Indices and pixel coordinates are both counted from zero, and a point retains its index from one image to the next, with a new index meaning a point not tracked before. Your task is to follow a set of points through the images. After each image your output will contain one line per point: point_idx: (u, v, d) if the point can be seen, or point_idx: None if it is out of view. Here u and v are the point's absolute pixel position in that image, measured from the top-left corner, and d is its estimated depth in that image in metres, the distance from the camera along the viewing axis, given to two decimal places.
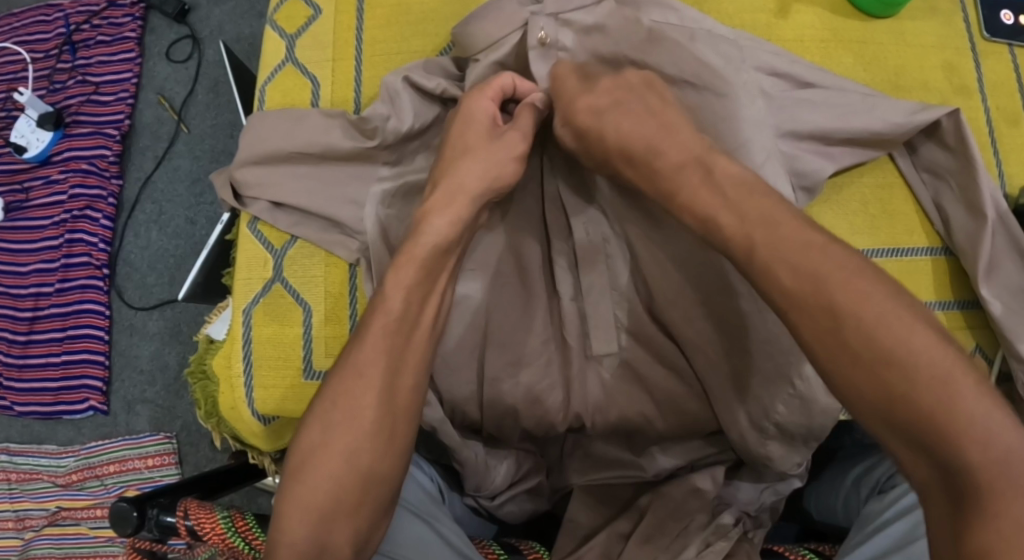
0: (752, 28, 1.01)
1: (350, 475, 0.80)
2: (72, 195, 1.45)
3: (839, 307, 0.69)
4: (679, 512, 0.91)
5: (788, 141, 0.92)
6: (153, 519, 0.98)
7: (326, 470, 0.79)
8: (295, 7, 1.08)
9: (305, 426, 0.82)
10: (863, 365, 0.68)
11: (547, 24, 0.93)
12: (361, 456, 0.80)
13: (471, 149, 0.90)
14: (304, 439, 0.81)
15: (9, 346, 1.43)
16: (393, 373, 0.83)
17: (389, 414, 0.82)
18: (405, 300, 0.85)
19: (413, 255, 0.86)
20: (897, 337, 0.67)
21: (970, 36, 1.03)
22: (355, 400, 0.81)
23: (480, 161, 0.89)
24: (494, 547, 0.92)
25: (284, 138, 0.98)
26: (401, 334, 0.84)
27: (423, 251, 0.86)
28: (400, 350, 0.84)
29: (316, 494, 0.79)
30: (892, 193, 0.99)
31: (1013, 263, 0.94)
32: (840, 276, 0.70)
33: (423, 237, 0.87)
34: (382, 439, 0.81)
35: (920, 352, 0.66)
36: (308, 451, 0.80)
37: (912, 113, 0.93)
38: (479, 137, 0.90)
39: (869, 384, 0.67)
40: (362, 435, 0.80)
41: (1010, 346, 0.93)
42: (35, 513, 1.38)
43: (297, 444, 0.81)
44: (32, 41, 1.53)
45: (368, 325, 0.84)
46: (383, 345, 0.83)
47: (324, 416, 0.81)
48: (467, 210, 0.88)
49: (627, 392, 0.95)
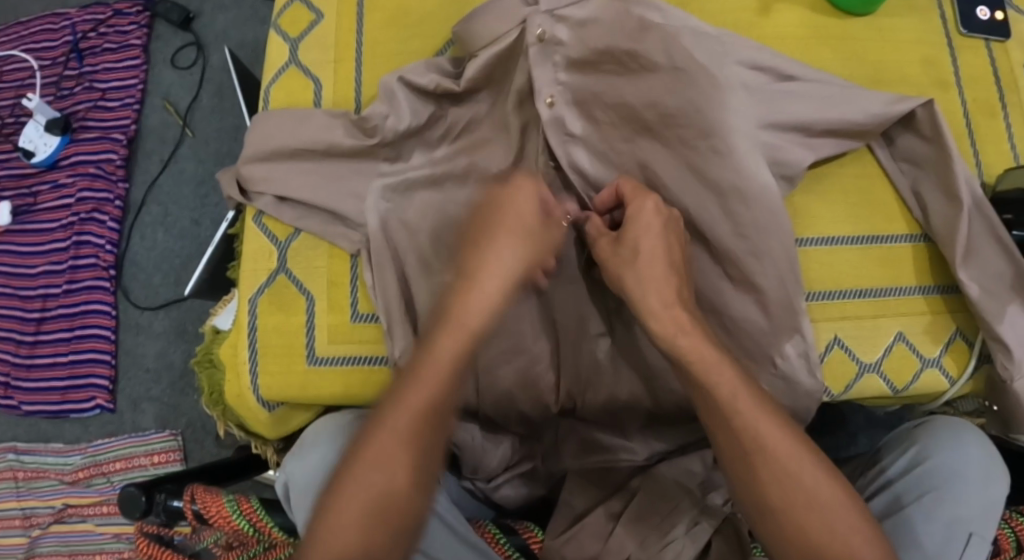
0: (734, 26, 1.05)
1: (381, 528, 0.81)
2: (79, 198, 1.49)
3: (786, 472, 0.82)
4: (668, 493, 0.95)
5: (770, 132, 0.95)
6: (161, 504, 1.01)
7: (358, 520, 0.81)
8: (298, 11, 1.11)
9: (342, 476, 0.82)
10: (802, 529, 0.81)
11: (544, 19, 0.96)
12: (393, 512, 0.81)
13: (519, 223, 0.88)
14: (342, 487, 0.82)
15: (17, 346, 1.46)
16: (430, 434, 0.83)
17: (423, 472, 0.83)
18: (455, 363, 0.85)
19: (462, 325, 0.85)
20: (831, 504, 0.81)
21: (947, 32, 1.07)
22: (393, 457, 0.82)
23: (524, 233, 0.88)
24: (490, 527, 0.94)
25: (287, 136, 1.01)
26: (443, 401, 0.84)
27: (476, 314, 0.85)
28: (443, 418, 0.84)
29: (344, 544, 0.80)
30: (872, 182, 1.02)
31: (990, 248, 0.97)
32: (773, 433, 0.83)
33: (469, 310, 0.86)
34: (415, 496, 0.82)
35: (849, 524, 0.81)
36: (345, 500, 0.81)
37: (890, 104, 0.97)
38: (529, 210, 0.89)
39: (788, 468, 0.82)
40: (396, 493, 0.81)
41: (989, 327, 0.97)
42: (42, 511, 1.40)
43: (331, 487, 0.82)
44: (39, 49, 1.57)
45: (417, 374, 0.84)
46: (424, 405, 0.83)
47: (362, 470, 0.82)
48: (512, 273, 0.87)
49: (618, 375, 0.99)
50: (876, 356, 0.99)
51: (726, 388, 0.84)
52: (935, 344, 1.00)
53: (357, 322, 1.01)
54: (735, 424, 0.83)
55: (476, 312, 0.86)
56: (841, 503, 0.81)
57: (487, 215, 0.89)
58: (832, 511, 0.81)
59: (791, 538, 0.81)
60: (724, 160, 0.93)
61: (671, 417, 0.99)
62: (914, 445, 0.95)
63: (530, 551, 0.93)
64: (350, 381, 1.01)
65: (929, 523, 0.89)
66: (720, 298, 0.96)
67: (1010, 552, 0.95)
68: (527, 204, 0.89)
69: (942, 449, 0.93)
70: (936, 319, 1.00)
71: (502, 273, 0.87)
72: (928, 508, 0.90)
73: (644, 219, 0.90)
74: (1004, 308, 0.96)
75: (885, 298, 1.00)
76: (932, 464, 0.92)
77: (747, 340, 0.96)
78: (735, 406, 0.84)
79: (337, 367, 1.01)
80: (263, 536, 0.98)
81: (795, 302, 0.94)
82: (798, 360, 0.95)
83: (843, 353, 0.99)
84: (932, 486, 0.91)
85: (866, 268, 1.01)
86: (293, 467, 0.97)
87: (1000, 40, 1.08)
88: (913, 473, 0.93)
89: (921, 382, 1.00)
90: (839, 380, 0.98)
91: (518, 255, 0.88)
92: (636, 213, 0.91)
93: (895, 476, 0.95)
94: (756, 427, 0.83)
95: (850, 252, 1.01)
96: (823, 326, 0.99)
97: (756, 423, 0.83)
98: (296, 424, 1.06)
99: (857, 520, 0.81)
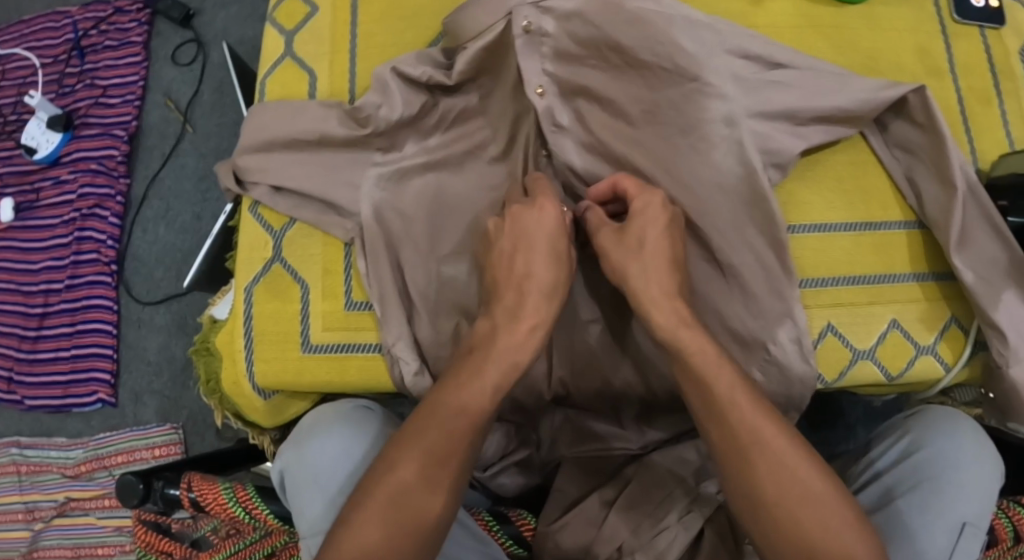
0: (726, 14, 1.05)
1: (414, 532, 0.80)
2: (80, 194, 1.50)
3: (779, 462, 0.81)
4: (661, 481, 0.94)
5: (759, 121, 0.96)
6: (159, 492, 1.00)
7: (389, 535, 0.79)
8: (294, 4, 1.12)
9: (375, 490, 0.81)
10: (794, 520, 0.79)
11: (530, 12, 0.97)
12: (426, 534, 0.80)
13: (551, 247, 0.91)
14: (376, 501, 0.80)
15: (20, 341, 1.47)
16: (465, 457, 0.83)
17: (455, 495, 0.82)
18: (495, 389, 0.85)
19: (505, 345, 0.87)
20: (823, 497, 0.80)
21: (941, 19, 1.07)
22: (429, 477, 0.81)
23: (551, 255, 0.91)
24: (485, 515, 0.95)
25: (281, 127, 1.02)
26: (479, 424, 0.84)
27: (512, 337, 0.87)
28: (477, 443, 0.84)
29: (376, 531, 0.80)
30: (866, 169, 1.02)
31: (983, 234, 0.97)
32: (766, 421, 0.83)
33: (503, 335, 0.87)
34: (446, 515, 0.82)
35: (842, 519, 0.79)
36: (379, 514, 0.80)
37: (879, 89, 0.97)
38: (558, 234, 0.92)
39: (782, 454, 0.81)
40: (429, 513, 0.81)
41: (983, 314, 0.96)
42: (45, 504, 1.41)
43: (365, 500, 0.81)
44: (41, 47, 1.58)
45: (461, 387, 0.84)
46: (461, 429, 0.83)
47: (399, 486, 0.81)
48: (546, 293, 0.89)
49: (610, 360, 0.99)
50: (870, 343, 0.99)
51: (718, 372, 0.84)
52: (930, 332, 1.00)
53: (352, 311, 1.02)
54: (731, 414, 0.83)
55: (517, 330, 0.87)
56: (832, 495, 0.80)
57: (522, 242, 0.91)
58: (824, 502, 0.80)
59: (782, 532, 0.80)
60: (703, 155, 0.96)
61: (664, 406, 1.00)
62: (907, 434, 0.96)
63: (526, 540, 0.95)
64: (345, 370, 1.01)
65: (923, 511, 0.89)
66: (712, 285, 0.97)
67: (1007, 542, 0.96)
68: (557, 228, 0.92)
69: (935, 438, 0.93)
70: (931, 307, 1.00)
71: (540, 297, 0.89)
72: (922, 496, 0.90)
73: (650, 212, 0.92)
74: (999, 295, 0.96)
75: (880, 284, 1.00)
76: (926, 452, 0.93)
77: (740, 328, 0.95)
78: (726, 396, 0.83)
79: (332, 354, 1.01)
80: (258, 524, 0.97)
81: (783, 289, 0.95)
82: (791, 346, 0.95)
83: (837, 339, 0.98)
84: (925, 475, 0.91)
85: (860, 255, 1.00)
86: (291, 456, 0.96)
87: (995, 27, 1.08)
88: (906, 462, 0.94)
89: (916, 369, 0.99)
90: (833, 367, 0.98)
91: (553, 279, 0.90)
92: (643, 207, 0.92)
93: (885, 467, 0.95)
94: (754, 414, 0.83)
95: (843, 239, 1.01)
96: (816, 313, 0.99)
97: (750, 412, 0.83)
98: (293, 413, 1.07)
99: (849, 512, 0.80)
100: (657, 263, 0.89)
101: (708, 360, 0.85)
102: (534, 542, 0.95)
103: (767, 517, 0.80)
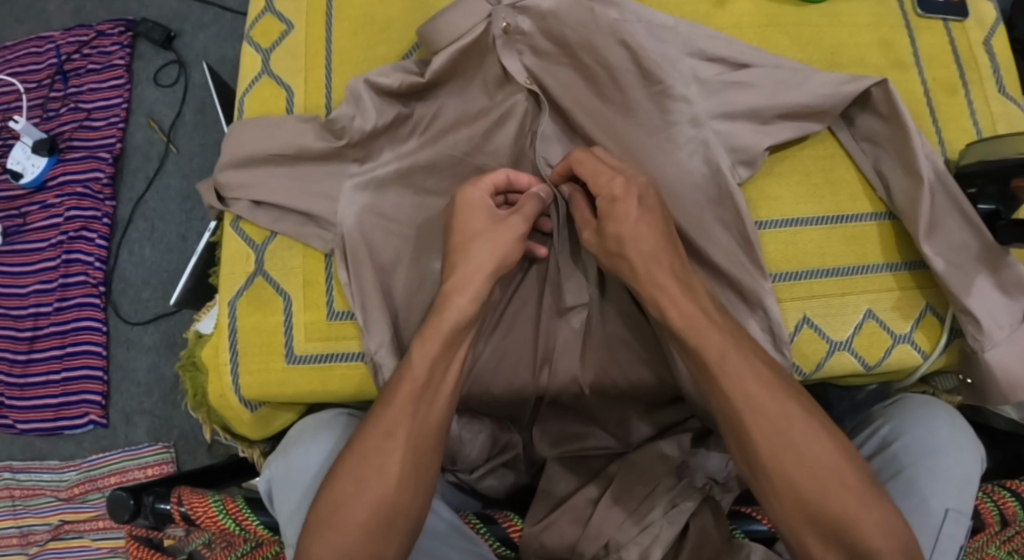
0: (691, 17, 1.07)
1: (386, 518, 0.84)
2: (67, 216, 1.50)
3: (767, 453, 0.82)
4: (646, 477, 0.95)
5: (723, 121, 0.99)
6: (149, 506, 1.00)
7: (350, 521, 0.83)
8: (269, 22, 1.13)
9: (336, 479, 0.85)
10: None
11: (507, 12, 0.99)
12: (380, 514, 0.84)
13: (465, 231, 0.94)
14: (336, 489, 0.84)
15: (9, 365, 1.46)
16: (416, 436, 0.86)
17: (405, 470, 0.85)
18: (431, 368, 0.88)
19: (436, 331, 0.89)
20: (807, 486, 0.81)
21: (904, 14, 1.09)
22: (380, 460, 0.85)
23: (485, 242, 0.92)
24: (472, 518, 0.96)
25: (260, 142, 1.02)
26: (428, 396, 0.87)
27: (447, 326, 0.89)
28: (423, 418, 0.87)
29: (358, 523, 0.83)
30: (833, 162, 1.04)
31: (953, 221, 0.98)
32: (745, 404, 0.83)
33: (445, 315, 0.89)
34: (405, 489, 0.85)
35: (828, 504, 0.81)
36: (334, 502, 0.84)
37: (839, 84, 0.99)
38: (483, 222, 0.93)
39: (767, 440, 0.82)
40: (390, 488, 0.84)
41: (957, 301, 0.98)
42: (39, 528, 1.39)
43: (328, 491, 0.85)
44: (24, 72, 1.58)
45: (393, 392, 0.87)
46: (394, 409, 0.86)
47: (354, 470, 0.84)
48: (475, 284, 0.91)
49: (597, 355, 1.00)
50: (846, 334, 1.01)
51: (721, 336, 0.86)
52: (906, 321, 1.02)
53: (334, 320, 1.03)
54: (722, 402, 0.84)
55: (435, 320, 0.89)
56: (819, 476, 0.81)
57: (476, 235, 0.93)
58: (809, 504, 0.81)
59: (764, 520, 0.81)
60: (669, 154, 0.99)
61: (647, 403, 1.02)
62: (888, 422, 0.97)
63: (513, 541, 0.95)
64: (329, 380, 1.03)
65: (907, 497, 0.90)
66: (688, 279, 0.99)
67: (994, 526, 0.96)
68: (488, 209, 0.94)
69: (914, 425, 0.95)
70: (905, 295, 1.02)
71: (479, 278, 0.91)
72: (903, 484, 0.91)
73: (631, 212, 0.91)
74: (970, 281, 0.98)
75: (852, 275, 1.02)
76: (907, 439, 0.94)
77: None
78: (717, 377, 0.84)
79: (315, 365, 1.02)
80: (249, 535, 0.97)
81: (760, 285, 0.98)
82: (762, 334, 0.99)
83: (812, 331, 1.00)
84: (905, 462, 0.93)
85: (832, 247, 1.02)
86: (278, 468, 0.98)
87: (958, 19, 1.10)
88: (887, 450, 0.95)
89: (892, 358, 1.01)
90: (809, 359, 1.00)
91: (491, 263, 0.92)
92: (621, 218, 0.90)
93: (868, 455, 0.97)
94: (758, 380, 0.84)
95: (815, 232, 1.02)
96: (790, 307, 1.01)
97: (742, 395, 0.83)
98: (280, 424, 1.08)
99: (835, 503, 0.80)
100: (650, 243, 0.90)
101: (693, 337, 0.86)
102: (520, 544, 0.94)
103: (766, 506, 0.83)
